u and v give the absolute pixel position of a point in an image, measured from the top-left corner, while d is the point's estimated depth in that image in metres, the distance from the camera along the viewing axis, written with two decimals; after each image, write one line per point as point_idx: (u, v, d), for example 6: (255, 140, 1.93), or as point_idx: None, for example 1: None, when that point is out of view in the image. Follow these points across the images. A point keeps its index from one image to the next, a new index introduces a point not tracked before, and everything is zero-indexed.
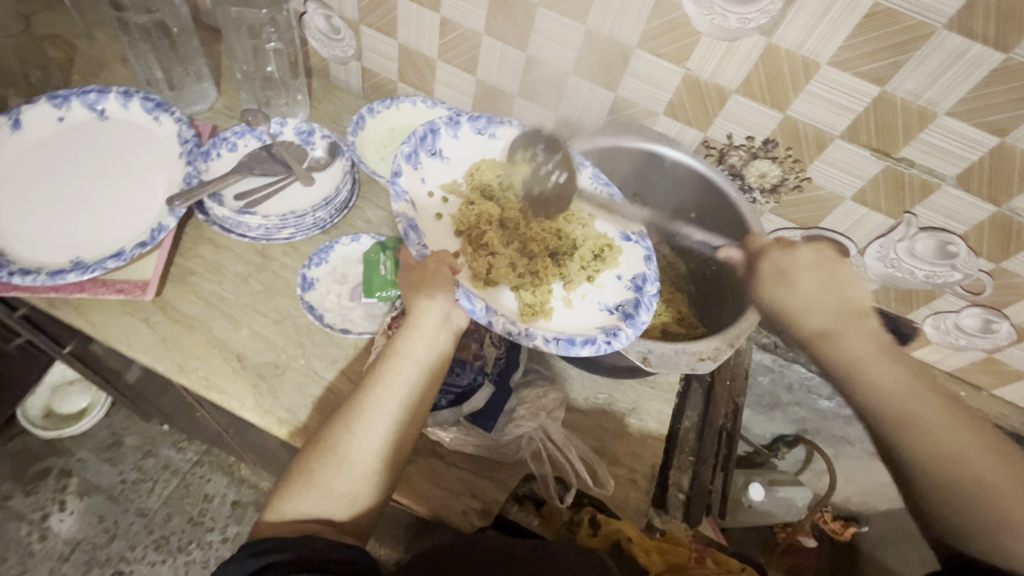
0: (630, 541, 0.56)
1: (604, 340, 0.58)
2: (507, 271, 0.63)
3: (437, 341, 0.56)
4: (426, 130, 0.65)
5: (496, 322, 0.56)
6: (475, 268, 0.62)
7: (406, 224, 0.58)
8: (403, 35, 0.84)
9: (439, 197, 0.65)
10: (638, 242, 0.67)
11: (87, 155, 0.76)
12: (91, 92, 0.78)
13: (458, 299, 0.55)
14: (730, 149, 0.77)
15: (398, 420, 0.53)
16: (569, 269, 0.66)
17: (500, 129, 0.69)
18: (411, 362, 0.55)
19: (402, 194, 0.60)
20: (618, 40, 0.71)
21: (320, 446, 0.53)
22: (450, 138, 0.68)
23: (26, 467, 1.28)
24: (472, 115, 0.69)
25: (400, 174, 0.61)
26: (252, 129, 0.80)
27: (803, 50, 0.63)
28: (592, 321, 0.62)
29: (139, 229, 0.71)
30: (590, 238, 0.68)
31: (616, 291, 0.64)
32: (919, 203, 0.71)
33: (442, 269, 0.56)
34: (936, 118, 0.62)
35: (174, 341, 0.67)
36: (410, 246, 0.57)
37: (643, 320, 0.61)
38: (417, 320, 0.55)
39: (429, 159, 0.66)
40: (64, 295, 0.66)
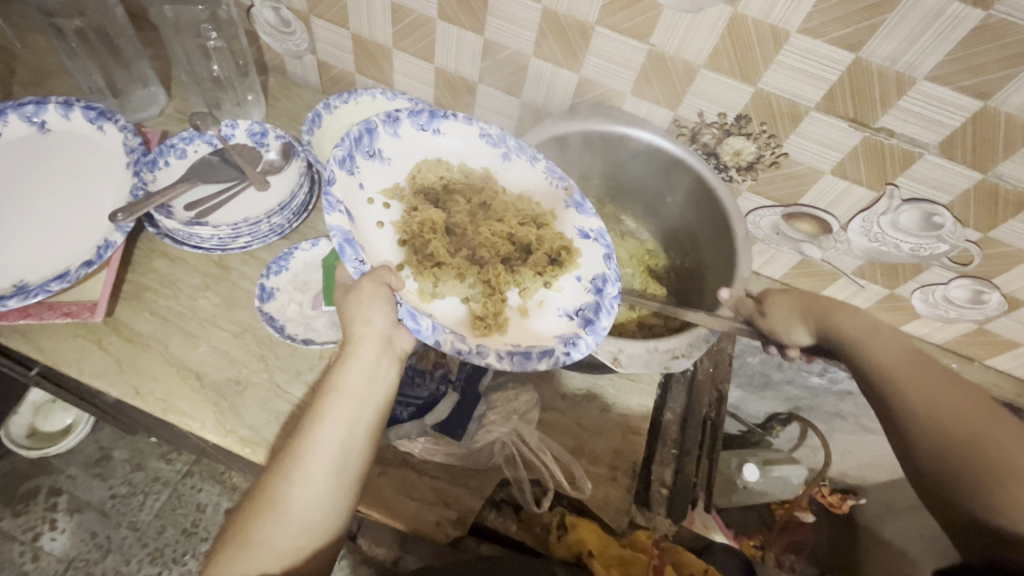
0: (591, 556, 0.57)
1: (562, 352, 0.57)
2: (455, 282, 0.61)
3: (381, 371, 0.55)
4: (362, 130, 0.61)
5: (444, 341, 0.55)
6: (422, 282, 0.59)
7: (342, 239, 0.54)
8: (355, 24, 0.80)
9: (380, 203, 0.62)
10: (598, 240, 0.64)
11: (27, 171, 0.72)
12: (29, 104, 0.74)
13: (402, 318, 0.54)
14: (702, 127, 0.73)
15: (340, 460, 0.50)
16: (525, 273, 0.62)
17: (445, 123, 0.66)
18: (352, 395, 0.52)
19: (335, 204, 0.55)
20: (577, 18, 0.67)
21: (258, 500, 0.49)
22: (389, 137, 0.64)
23: (14, 487, 1.27)
24: (413, 111, 0.65)
25: (333, 182, 0.57)
26: (201, 134, 0.76)
27: (771, 19, 0.59)
28: (550, 329, 0.60)
29: (85, 247, 0.67)
30: (551, 236, 0.64)
31: (575, 296, 0.62)
32: (901, 174, 0.67)
33: (380, 291, 0.54)
34: (915, 84, 0.59)
35: (129, 362, 0.64)
36: (348, 264, 0.53)
37: (603, 325, 0.59)
38: (355, 350, 0.54)
39: (367, 162, 0.62)
40: (8, 322, 0.63)
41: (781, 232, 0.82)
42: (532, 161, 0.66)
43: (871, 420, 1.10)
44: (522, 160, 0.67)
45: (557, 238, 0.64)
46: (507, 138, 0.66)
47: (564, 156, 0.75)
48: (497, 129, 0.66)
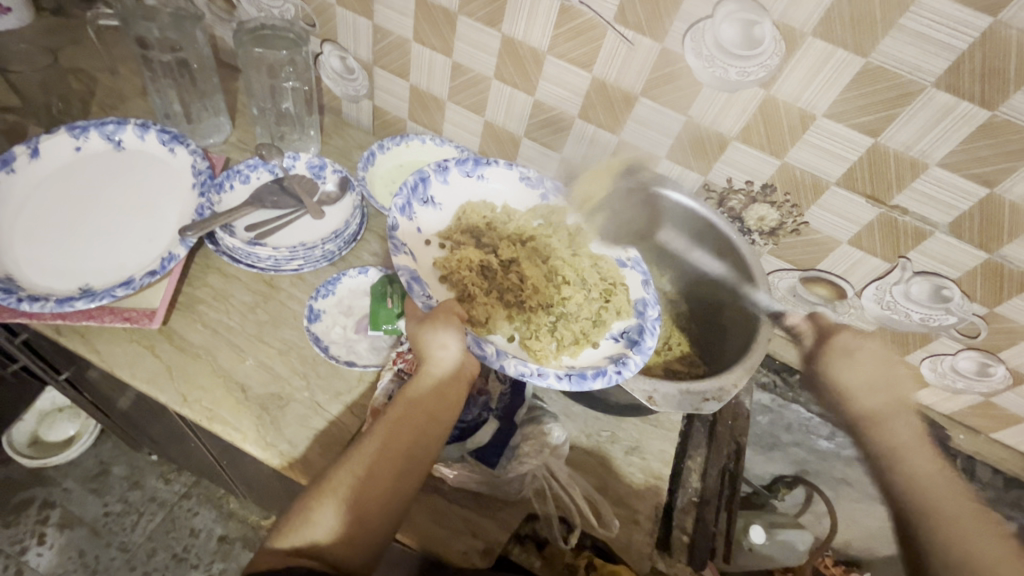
0: None
1: (614, 371, 0.62)
2: (505, 320, 0.68)
3: (451, 386, 0.59)
4: (417, 180, 0.73)
5: (508, 365, 0.59)
6: (476, 314, 0.66)
7: (409, 277, 0.63)
8: (415, 77, 0.88)
9: (435, 243, 0.72)
10: (633, 268, 0.74)
11: (102, 184, 0.77)
12: (110, 124, 0.80)
13: (469, 345, 0.59)
14: (729, 193, 0.79)
15: (402, 460, 0.55)
16: (572, 301, 0.71)
17: (487, 170, 0.78)
18: (420, 409, 0.57)
19: (401, 248, 0.66)
20: (622, 88, 0.74)
21: (325, 483, 0.54)
22: (440, 184, 0.75)
23: (8, 497, 1.24)
24: (460, 160, 0.77)
25: (396, 227, 0.69)
26: (266, 163, 0.82)
27: (800, 102, 0.66)
28: (600, 351, 0.67)
29: (150, 259, 0.71)
30: (592, 264, 0.76)
31: (620, 317, 0.70)
32: (913, 249, 0.73)
33: (452, 321, 0.59)
34: (927, 169, 0.65)
35: (178, 370, 0.66)
36: (416, 298, 0.61)
37: (648, 345, 0.66)
38: (431, 368, 0.59)
39: (422, 207, 0.73)
40: (70, 323, 0.66)
41: (797, 296, 0.87)
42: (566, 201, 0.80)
43: None
44: (557, 199, 0.80)
45: (597, 274, 0.74)
46: (544, 181, 0.79)
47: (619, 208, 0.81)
48: (534, 173, 0.79)
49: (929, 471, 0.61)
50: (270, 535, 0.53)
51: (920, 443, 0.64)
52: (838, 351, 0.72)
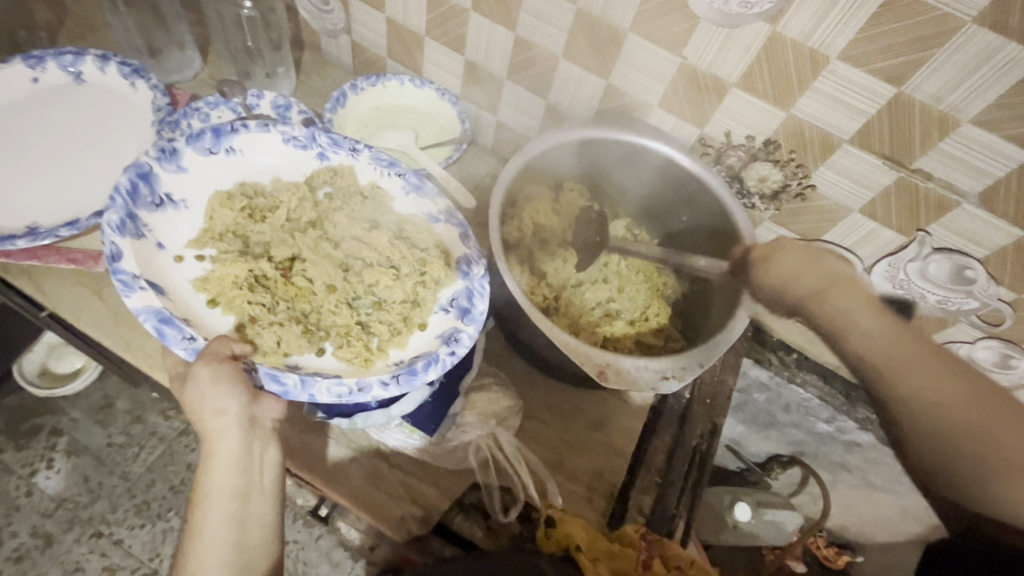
0: (578, 550, 0.53)
1: (446, 354, 0.55)
2: (302, 340, 0.56)
3: (248, 457, 0.53)
4: (132, 179, 0.56)
5: (319, 393, 0.52)
6: (262, 343, 0.55)
7: (155, 320, 0.51)
8: (391, 8, 0.80)
9: (187, 258, 0.58)
10: (448, 221, 0.63)
11: (58, 118, 0.74)
12: (68, 54, 0.76)
13: (265, 382, 0.51)
14: (728, 148, 0.70)
15: (232, 561, 0.49)
16: (382, 287, 0.60)
17: (236, 138, 0.62)
18: (226, 497, 0.51)
19: (135, 283, 0.52)
20: (609, 23, 0.65)
21: None
22: (174, 173, 0.59)
23: (19, 422, 1.31)
24: (193, 135, 0.60)
25: (120, 256, 0.53)
26: (226, 100, 0.76)
27: (811, 42, 0.56)
28: (430, 331, 0.59)
29: (100, 199, 0.69)
30: (390, 233, 0.62)
31: (446, 285, 0.60)
32: (935, 221, 0.63)
33: (219, 373, 0.49)
34: (958, 127, 0.55)
35: (125, 316, 0.65)
36: (174, 346, 0.51)
37: (479, 310, 0.58)
38: (212, 449, 0.51)
39: (155, 212, 0.57)
40: (16, 262, 0.64)
41: None
42: (355, 153, 0.64)
43: (878, 475, 1.04)
44: (343, 154, 0.64)
45: (400, 245, 0.61)
46: (318, 135, 0.64)
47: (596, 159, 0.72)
48: (300, 129, 0.63)
49: (937, 377, 0.51)
50: None
51: (914, 339, 0.53)
52: (775, 280, 0.58)
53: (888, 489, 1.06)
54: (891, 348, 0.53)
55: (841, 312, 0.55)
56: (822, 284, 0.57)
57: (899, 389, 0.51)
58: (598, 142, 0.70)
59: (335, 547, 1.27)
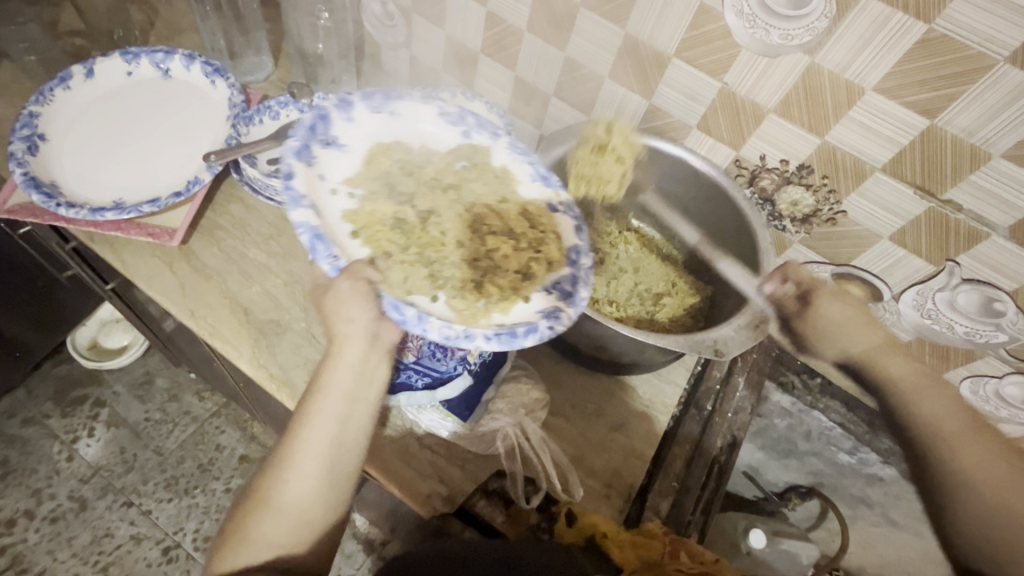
0: (605, 537, 0.58)
1: (546, 326, 0.56)
2: (425, 282, 0.59)
3: (364, 368, 0.58)
4: (314, 119, 0.62)
5: (431, 330, 0.54)
6: (391, 276, 0.59)
7: (311, 235, 0.55)
8: (450, 26, 0.86)
9: (342, 193, 0.62)
10: (566, 213, 0.66)
11: (146, 107, 0.82)
12: (160, 52, 0.84)
13: (388, 310, 0.54)
14: (763, 171, 0.73)
15: (327, 457, 0.55)
16: (500, 253, 0.63)
17: (399, 104, 0.67)
18: (339, 395, 0.57)
19: (300, 199, 0.57)
20: (656, 47, 0.70)
21: (255, 496, 0.55)
22: (344, 122, 0.64)
23: (67, 391, 1.39)
24: (365, 94, 0.66)
25: (293, 176, 0.58)
26: (296, 102, 0.84)
27: (847, 73, 0.59)
28: (532, 306, 0.59)
29: (178, 182, 0.76)
30: (518, 207, 0.66)
31: (553, 268, 0.62)
32: (964, 252, 0.65)
33: (357, 291, 0.55)
34: (989, 161, 0.57)
35: (191, 288, 0.71)
36: (321, 260, 0.55)
37: (582, 296, 0.59)
38: (338, 350, 0.57)
39: (324, 150, 0.62)
40: (102, 232, 0.71)
41: None
42: (493, 136, 0.69)
43: (898, 512, 1.03)
44: (481, 136, 0.69)
45: (527, 220, 0.65)
46: (465, 116, 0.69)
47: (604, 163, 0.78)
48: (454, 108, 0.69)
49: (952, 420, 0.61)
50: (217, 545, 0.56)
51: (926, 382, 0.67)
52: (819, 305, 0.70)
53: (908, 528, 1.04)
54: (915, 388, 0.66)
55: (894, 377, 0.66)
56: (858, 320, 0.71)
57: (951, 458, 0.58)
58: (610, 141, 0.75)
59: (348, 539, 1.30)
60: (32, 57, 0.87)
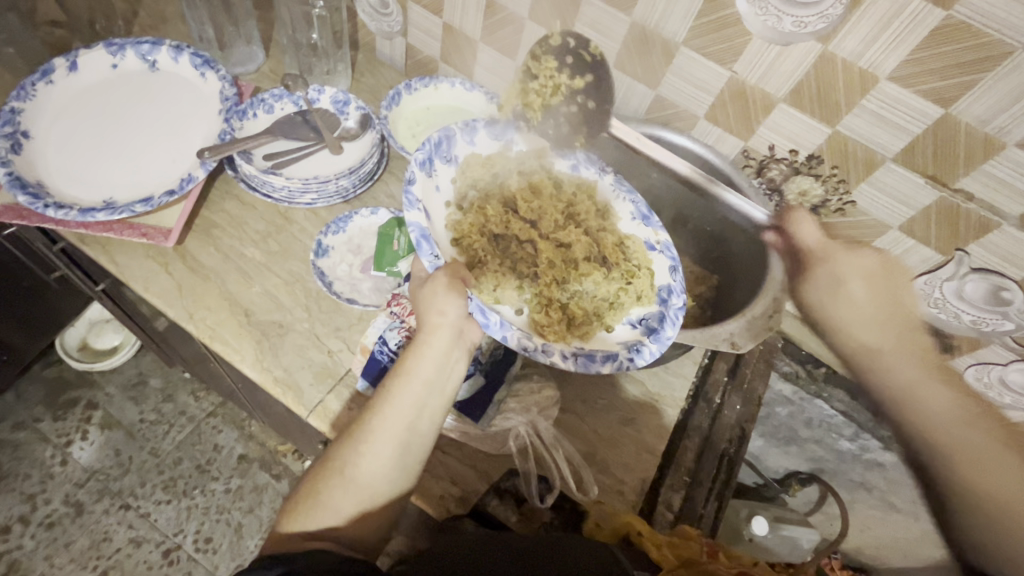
0: (641, 535, 0.58)
1: (626, 358, 0.60)
2: (514, 290, 0.64)
3: (445, 362, 0.57)
4: (441, 136, 0.67)
5: (510, 337, 0.57)
6: (484, 282, 0.63)
7: (418, 234, 0.58)
8: (448, 14, 0.84)
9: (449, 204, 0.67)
10: (662, 252, 0.68)
11: (134, 102, 0.78)
12: (145, 43, 0.80)
13: (474, 312, 0.57)
14: (771, 162, 0.72)
15: (402, 441, 0.54)
16: (589, 279, 0.66)
17: (518, 134, 0.73)
18: (419, 382, 0.55)
19: (416, 202, 0.60)
20: (664, 35, 0.68)
21: (329, 466, 0.53)
22: (465, 144, 0.70)
23: (58, 394, 1.36)
24: (489, 121, 0.71)
25: (413, 181, 0.63)
26: (290, 94, 0.81)
27: (862, 61, 0.58)
28: (615, 336, 0.64)
29: (171, 180, 0.73)
30: (614, 237, 0.70)
31: (640, 302, 0.65)
32: (973, 241, 0.64)
33: (455, 285, 0.57)
34: (1003, 149, 0.57)
35: (188, 289, 0.69)
36: (424, 258, 0.58)
37: (667, 335, 0.61)
38: (427, 339, 0.57)
39: (443, 166, 0.68)
40: (93, 233, 0.69)
41: None
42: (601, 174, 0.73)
43: None
44: (590, 173, 0.73)
45: (621, 252, 0.68)
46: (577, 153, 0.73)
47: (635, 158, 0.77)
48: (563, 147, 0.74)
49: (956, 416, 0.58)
50: (284, 508, 0.53)
51: (923, 363, 0.63)
52: (828, 280, 0.68)
53: None
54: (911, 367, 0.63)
55: (902, 385, 0.61)
56: (844, 290, 0.68)
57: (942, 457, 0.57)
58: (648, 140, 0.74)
59: None
60: (11, 49, 0.83)
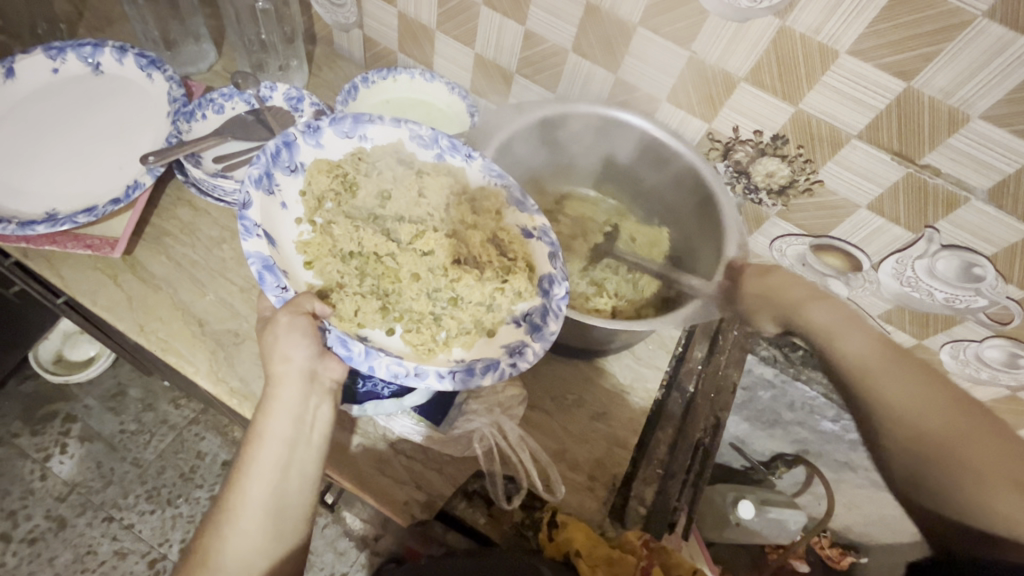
0: (579, 556, 0.57)
1: (508, 364, 0.56)
2: (378, 314, 0.57)
3: (305, 411, 0.55)
4: (278, 146, 0.60)
5: (378, 366, 0.54)
6: (342, 307, 0.56)
7: (261, 265, 0.54)
8: (402, 3, 0.81)
9: (303, 224, 0.60)
10: (541, 239, 0.62)
11: (77, 107, 0.75)
12: (87, 45, 0.77)
13: (333, 345, 0.54)
14: (736, 144, 0.70)
15: (268, 510, 0.52)
16: (461, 283, 0.58)
17: (371, 128, 0.64)
18: (279, 441, 0.54)
19: (254, 228, 0.55)
20: (619, 17, 0.65)
21: (194, 558, 0.51)
22: (312, 148, 0.62)
23: (34, 408, 1.34)
24: (336, 119, 0.63)
25: (249, 205, 0.56)
26: (240, 92, 0.78)
27: (820, 36, 0.56)
28: (495, 341, 0.58)
29: (116, 187, 0.70)
30: (488, 233, 0.61)
31: (522, 298, 0.59)
32: (943, 218, 0.63)
33: (297, 323, 0.52)
34: (968, 122, 0.55)
35: (138, 300, 0.67)
36: (268, 292, 0.53)
37: (552, 330, 0.57)
38: (275, 393, 0.54)
39: (288, 177, 0.60)
40: (36, 247, 0.66)
41: (807, 264, 0.78)
42: (467, 159, 0.65)
43: None
44: (456, 159, 0.65)
45: (495, 248, 0.60)
46: (439, 137, 0.64)
47: (538, 145, 0.75)
48: (427, 130, 0.64)
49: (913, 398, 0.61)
50: None
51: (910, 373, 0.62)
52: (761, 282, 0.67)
53: None
54: (870, 358, 0.64)
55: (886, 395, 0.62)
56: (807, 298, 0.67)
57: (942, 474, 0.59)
58: (547, 118, 0.70)
59: (339, 538, 1.28)
60: None
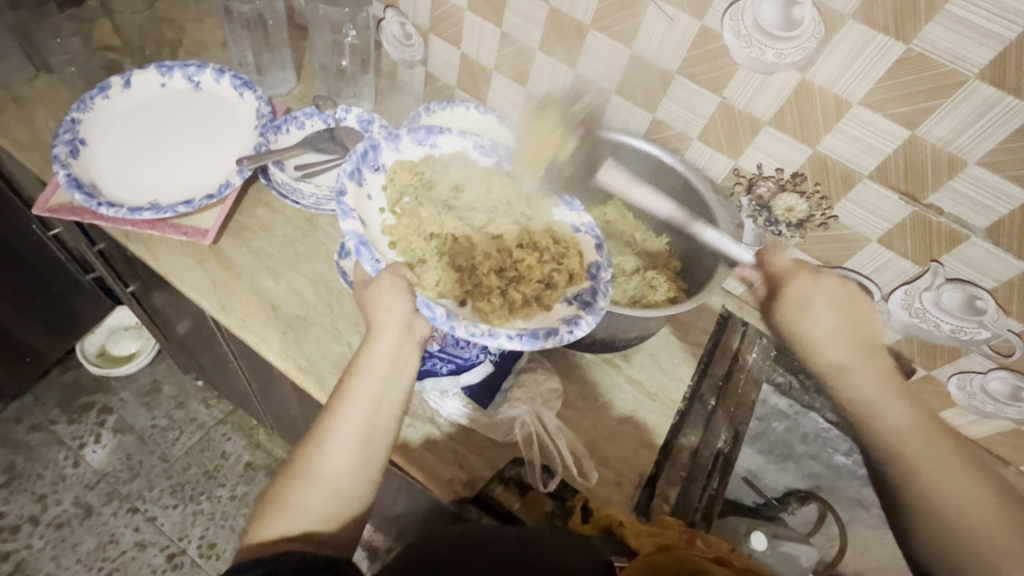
0: (622, 526, 0.63)
1: (566, 330, 0.61)
2: (455, 286, 0.64)
3: (400, 355, 0.62)
4: (367, 146, 0.69)
5: (458, 327, 0.59)
6: (426, 279, 0.63)
7: (357, 242, 0.61)
8: (466, 45, 0.92)
9: (384, 211, 0.67)
10: (587, 233, 0.71)
11: (180, 117, 0.86)
12: (192, 66, 0.89)
13: (419, 307, 0.59)
14: (759, 179, 0.79)
15: (363, 434, 0.58)
16: (524, 264, 0.66)
17: (440, 138, 0.74)
18: (376, 376, 0.60)
19: (350, 211, 0.62)
20: (660, 65, 0.76)
21: (293, 469, 0.57)
22: (391, 151, 0.71)
23: (73, 399, 1.40)
24: (410, 129, 0.73)
25: (344, 193, 0.64)
26: (320, 112, 0.89)
27: (836, 88, 0.65)
28: (553, 314, 0.64)
29: (210, 185, 0.80)
30: (545, 226, 0.71)
31: (575, 280, 0.66)
32: (947, 252, 0.70)
33: (398, 283, 0.60)
34: (967, 167, 0.63)
35: (221, 284, 0.75)
36: (365, 263, 0.61)
37: (602, 305, 0.64)
38: (377, 335, 0.61)
39: (372, 174, 0.68)
40: (138, 230, 0.75)
41: None
42: (523, 167, 0.75)
43: None
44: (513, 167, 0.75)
45: (551, 237, 0.69)
46: (498, 148, 0.75)
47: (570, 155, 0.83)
48: (488, 141, 0.76)
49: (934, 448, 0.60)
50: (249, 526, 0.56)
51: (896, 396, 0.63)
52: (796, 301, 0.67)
53: None
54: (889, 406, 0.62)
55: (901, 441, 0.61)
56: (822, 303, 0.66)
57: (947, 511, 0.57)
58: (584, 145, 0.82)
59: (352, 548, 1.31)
60: (73, 68, 0.92)
